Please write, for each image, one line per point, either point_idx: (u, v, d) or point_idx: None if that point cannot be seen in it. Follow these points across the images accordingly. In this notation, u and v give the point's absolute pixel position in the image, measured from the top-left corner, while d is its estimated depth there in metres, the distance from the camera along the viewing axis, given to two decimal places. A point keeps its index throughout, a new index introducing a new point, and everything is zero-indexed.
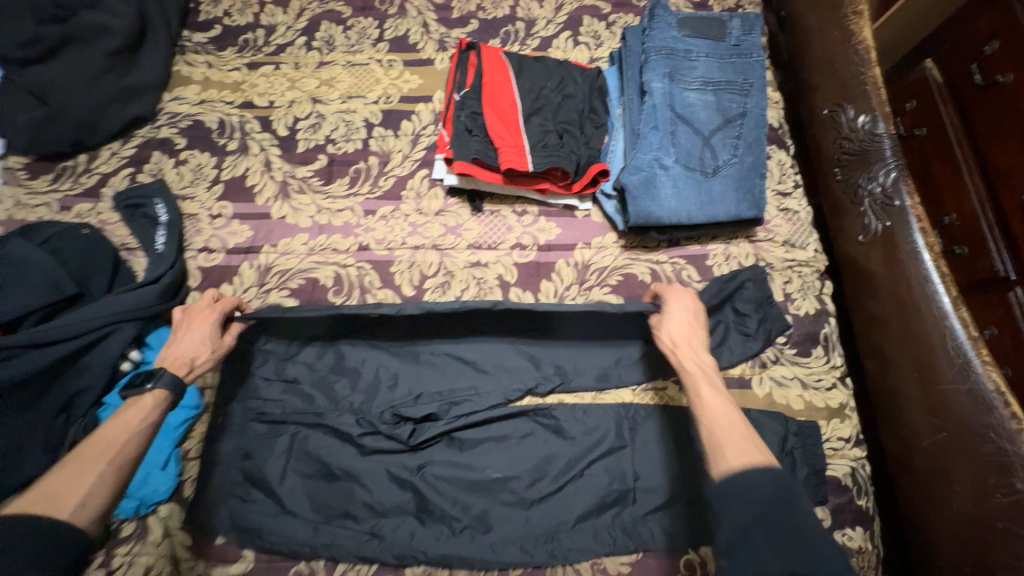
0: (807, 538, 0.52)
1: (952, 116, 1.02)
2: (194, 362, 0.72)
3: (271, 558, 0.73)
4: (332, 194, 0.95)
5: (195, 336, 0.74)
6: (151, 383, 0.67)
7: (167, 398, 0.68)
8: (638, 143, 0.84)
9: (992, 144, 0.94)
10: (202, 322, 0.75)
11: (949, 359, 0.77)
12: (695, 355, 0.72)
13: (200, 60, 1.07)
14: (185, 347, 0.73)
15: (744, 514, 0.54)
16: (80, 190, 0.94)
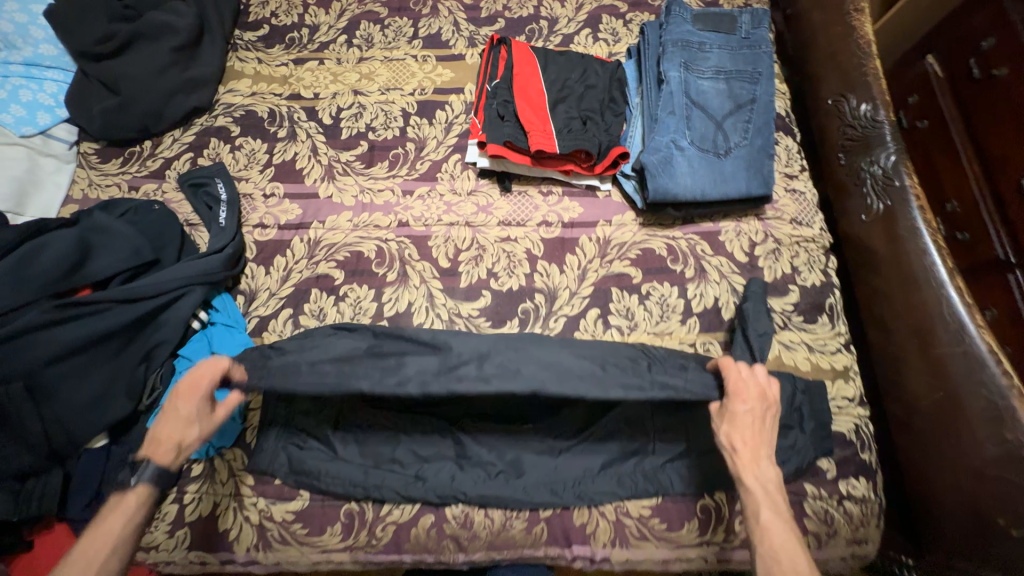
0: None
1: (952, 108, 1.09)
2: (179, 445, 0.69)
3: (325, 497, 0.81)
4: (374, 176, 1.03)
5: (182, 418, 0.69)
6: (135, 478, 0.68)
7: (150, 493, 0.68)
8: (656, 127, 0.92)
9: (989, 133, 1.00)
10: (187, 403, 0.69)
11: (945, 324, 0.83)
12: (761, 469, 0.69)
13: (250, 56, 1.16)
14: (171, 428, 0.69)
15: None
16: (146, 172, 1.04)
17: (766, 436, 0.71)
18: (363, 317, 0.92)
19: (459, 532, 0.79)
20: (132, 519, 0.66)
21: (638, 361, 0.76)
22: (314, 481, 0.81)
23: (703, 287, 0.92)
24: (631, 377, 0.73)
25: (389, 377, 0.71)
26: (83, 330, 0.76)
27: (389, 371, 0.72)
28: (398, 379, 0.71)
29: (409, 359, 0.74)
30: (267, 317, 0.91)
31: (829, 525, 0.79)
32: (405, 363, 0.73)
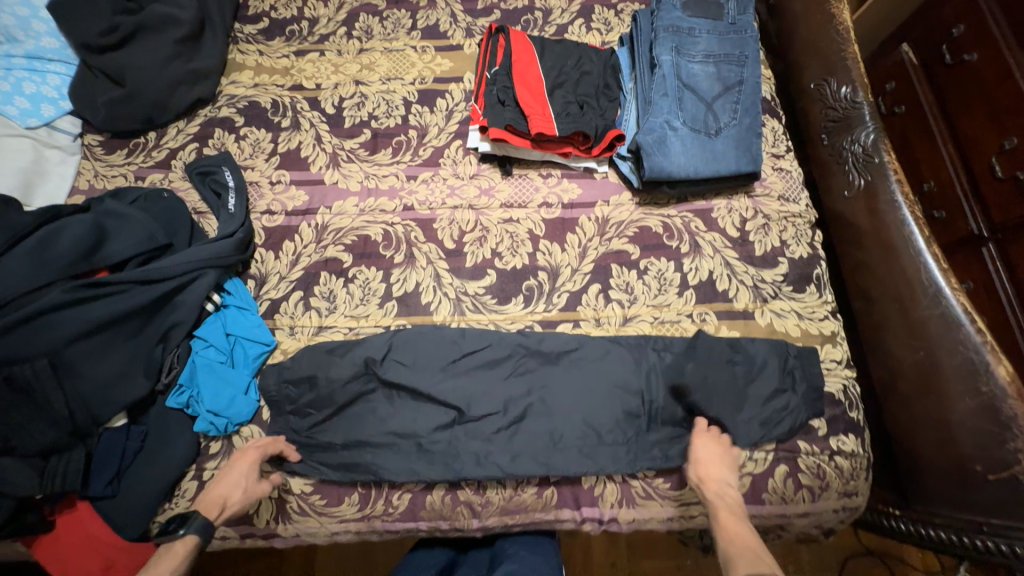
0: None
1: (927, 93, 1.15)
2: (226, 503, 0.74)
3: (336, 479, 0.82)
4: (378, 163, 1.06)
5: (240, 483, 0.76)
6: (184, 528, 0.71)
7: (194, 545, 0.71)
8: (650, 110, 0.96)
9: (962, 116, 1.07)
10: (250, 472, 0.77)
11: (924, 289, 0.89)
12: (720, 482, 0.78)
13: (251, 49, 1.18)
14: (223, 487, 0.76)
15: None
16: (152, 163, 1.06)
17: (726, 465, 0.80)
18: (372, 298, 0.95)
19: (473, 498, 0.83)
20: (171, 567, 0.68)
21: (640, 415, 0.85)
22: (329, 456, 0.82)
23: (699, 261, 0.97)
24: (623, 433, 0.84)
25: (411, 456, 0.81)
26: (102, 311, 0.79)
27: (413, 447, 0.82)
28: (423, 446, 0.81)
29: (434, 423, 0.82)
30: (278, 300, 0.94)
31: (822, 479, 0.84)
32: (431, 428, 0.82)
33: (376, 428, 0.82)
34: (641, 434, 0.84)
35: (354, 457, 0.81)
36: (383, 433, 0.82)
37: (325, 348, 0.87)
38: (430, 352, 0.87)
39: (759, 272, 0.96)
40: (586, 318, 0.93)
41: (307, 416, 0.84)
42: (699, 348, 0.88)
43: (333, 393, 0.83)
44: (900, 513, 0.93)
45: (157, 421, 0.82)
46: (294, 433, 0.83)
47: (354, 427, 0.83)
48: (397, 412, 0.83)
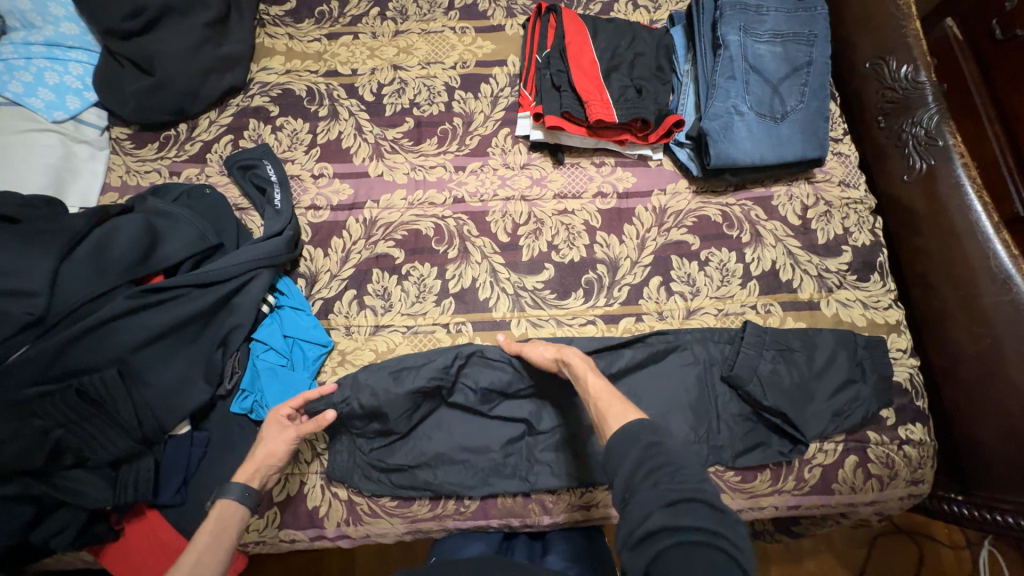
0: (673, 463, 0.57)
1: (974, 70, 1.04)
2: (257, 466, 0.71)
3: (403, 494, 0.81)
4: (424, 153, 1.02)
5: (271, 443, 0.73)
6: (224, 495, 0.69)
7: (239, 510, 0.68)
8: (714, 93, 0.93)
9: (1012, 95, 0.96)
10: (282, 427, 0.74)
11: (991, 276, 0.88)
12: (578, 355, 0.77)
13: (281, 32, 1.12)
14: (258, 450, 0.73)
15: (636, 452, 0.59)
16: (185, 156, 1.01)
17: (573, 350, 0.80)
18: (429, 295, 0.92)
19: (544, 495, 0.82)
20: (221, 533, 0.65)
21: (708, 413, 0.84)
22: (403, 476, 0.81)
23: (761, 251, 0.95)
24: (691, 430, 0.83)
25: (481, 475, 0.81)
26: (163, 317, 0.78)
27: (486, 469, 0.82)
28: (496, 461, 0.82)
29: (505, 438, 0.82)
30: (331, 299, 0.91)
31: (891, 468, 0.84)
32: (498, 442, 0.82)
33: (444, 444, 0.82)
34: (712, 433, 0.83)
35: (426, 474, 0.81)
36: (453, 447, 0.81)
37: (390, 364, 0.83)
38: (498, 382, 0.83)
39: (823, 261, 0.94)
40: (649, 312, 0.92)
41: (373, 437, 0.82)
42: (759, 337, 0.87)
43: (402, 421, 0.81)
44: (963, 499, 0.92)
45: (222, 426, 0.80)
46: (361, 452, 0.82)
47: (422, 446, 0.82)
48: (465, 430, 0.83)
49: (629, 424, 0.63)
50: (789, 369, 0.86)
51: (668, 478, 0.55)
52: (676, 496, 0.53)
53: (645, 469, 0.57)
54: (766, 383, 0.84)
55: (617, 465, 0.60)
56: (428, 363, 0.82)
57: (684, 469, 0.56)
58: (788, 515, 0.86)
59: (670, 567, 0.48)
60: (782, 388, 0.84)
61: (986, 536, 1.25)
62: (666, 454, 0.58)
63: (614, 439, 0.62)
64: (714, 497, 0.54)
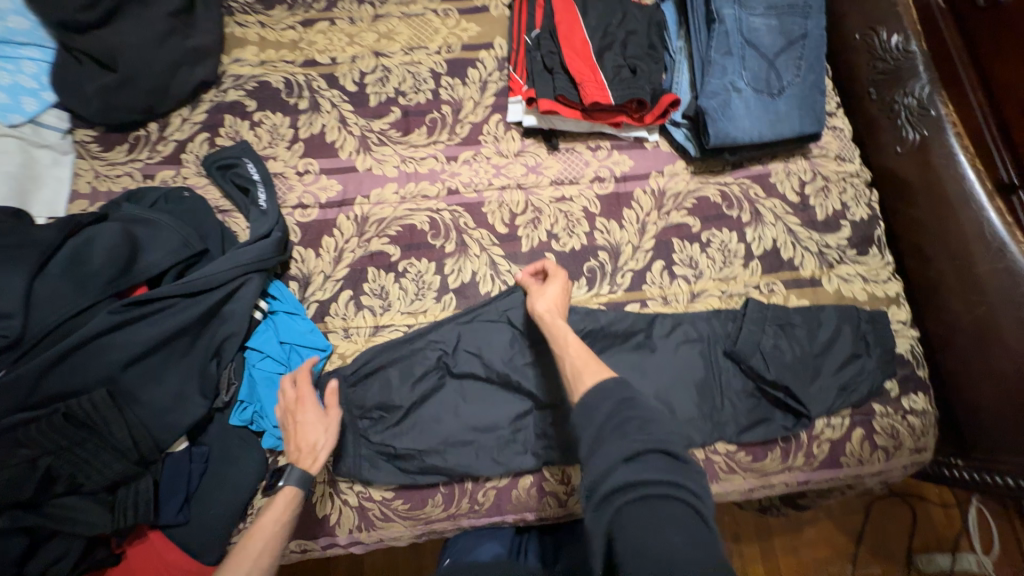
0: (641, 415, 0.57)
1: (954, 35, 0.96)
2: (315, 449, 0.72)
3: (418, 485, 0.80)
4: (413, 144, 0.98)
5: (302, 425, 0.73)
6: (283, 480, 0.70)
7: (297, 496, 0.69)
8: (711, 69, 0.91)
9: (996, 60, 0.90)
10: (306, 407, 0.74)
11: (987, 244, 0.89)
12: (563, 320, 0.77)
13: (251, 20, 1.06)
14: (306, 434, 0.73)
15: (607, 408, 0.59)
16: (159, 158, 0.95)
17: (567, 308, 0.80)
18: (428, 292, 0.89)
19: (559, 488, 0.82)
20: (280, 518, 0.67)
21: (715, 393, 0.84)
22: (412, 463, 0.79)
23: (761, 230, 0.94)
24: (699, 410, 0.83)
25: (491, 457, 0.80)
26: (150, 330, 0.74)
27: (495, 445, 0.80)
28: (505, 437, 0.81)
29: (512, 412, 0.81)
30: (327, 301, 0.87)
31: (896, 439, 0.86)
32: (508, 418, 0.81)
33: (455, 419, 0.81)
34: (718, 411, 0.84)
35: (436, 459, 0.79)
36: (462, 428, 0.80)
37: (392, 343, 0.83)
38: (499, 345, 0.84)
39: (823, 237, 0.94)
40: (653, 297, 0.90)
41: (378, 419, 0.80)
42: (761, 314, 0.87)
43: (404, 392, 0.81)
44: (964, 463, 0.94)
45: (221, 440, 0.77)
46: (366, 438, 0.79)
47: (428, 430, 0.80)
48: (472, 406, 0.82)
49: (603, 383, 0.62)
50: (788, 344, 0.86)
51: (635, 432, 0.55)
52: (640, 449, 0.53)
53: (615, 423, 0.57)
54: (774, 361, 0.84)
55: (586, 421, 0.60)
56: (434, 329, 0.85)
57: (652, 423, 0.56)
58: (798, 490, 0.87)
59: (633, 518, 0.49)
60: (789, 365, 0.84)
61: (973, 494, 1.30)
62: (637, 410, 0.58)
63: (586, 398, 0.61)
64: (680, 450, 0.55)
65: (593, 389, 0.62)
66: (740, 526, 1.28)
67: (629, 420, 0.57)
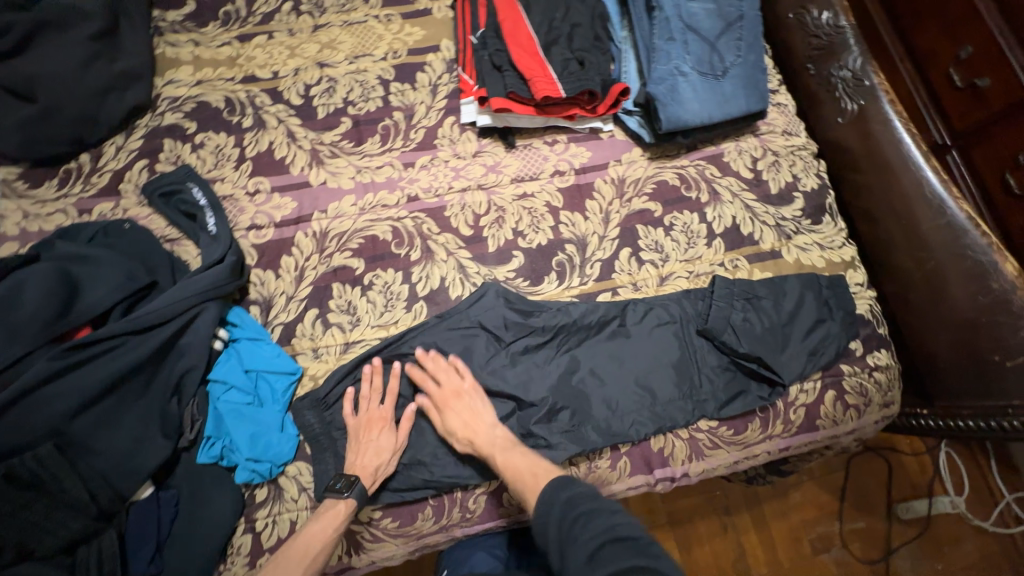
0: (586, 508, 0.64)
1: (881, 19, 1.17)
2: (378, 468, 0.75)
3: (406, 500, 0.78)
4: (367, 153, 0.96)
5: (375, 445, 0.76)
6: (347, 493, 0.72)
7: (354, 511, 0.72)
8: (656, 56, 0.93)
9: (918, 38, 1.10)
10: (382, 428, 0.78)
11: (928, 204, 0.93)
12: (489, 434, 0.76)
13: (183, 39, 1.01)
14: (367, 456, 0.75)
15: (556, 512, 0.64)
16: (94, 191, 0.89)
17: (487, 415, 0.78)
18: (397, 302, 0.87)
19: None
20: (336, 528, 0.70)
21: (692, 371, 0.86)
22: (397, 480, 0.78)
23: (720, 209, 0.96)
24: (678, 391, 0.84)
25: (478, 461, 0.79)
26: (97, 375, 0.69)
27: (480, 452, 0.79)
28: None
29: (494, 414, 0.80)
30: (292, 323, 0.84)
31: (865, 396, 0.89)
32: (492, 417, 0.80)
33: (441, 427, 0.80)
34: (696, 389, 0.85)
35: (423, 472, 0.78)
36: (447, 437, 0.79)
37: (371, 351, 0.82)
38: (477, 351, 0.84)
39: (778, 210, 0.97)
40: (623, 284, 0.91)
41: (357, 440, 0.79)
42: (727, 290, 0.89)
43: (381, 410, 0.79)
44: (927, 411, 1.00)
45: (190, 480, 0.73)
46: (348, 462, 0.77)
47: (415, 445, 0.80)
48: None
49: (548, 486, 0.68)
50: (757, 317, 0.88)
51: (587, 528, 0.61)
52: (595, 546, 0.59)
53: (568, 526, 0.63)
54: (743, 334, 0.86)
55: (544, 531, 0.64)
56: (407, 339, 0.84)
57: (599, 515, 0.63)
58: (778, 458, 0.90)
59: None
60: (759, 337, 0.87)
61: (941, 440, 1.37)
62: (583, 503, 0.64)
63: (538, 509, 0.66)
64: (627, 529, 0.61)
65: (541, 495, 0.67)
66: (731, 498, 1.30)
67: (578, 516, 0.63)
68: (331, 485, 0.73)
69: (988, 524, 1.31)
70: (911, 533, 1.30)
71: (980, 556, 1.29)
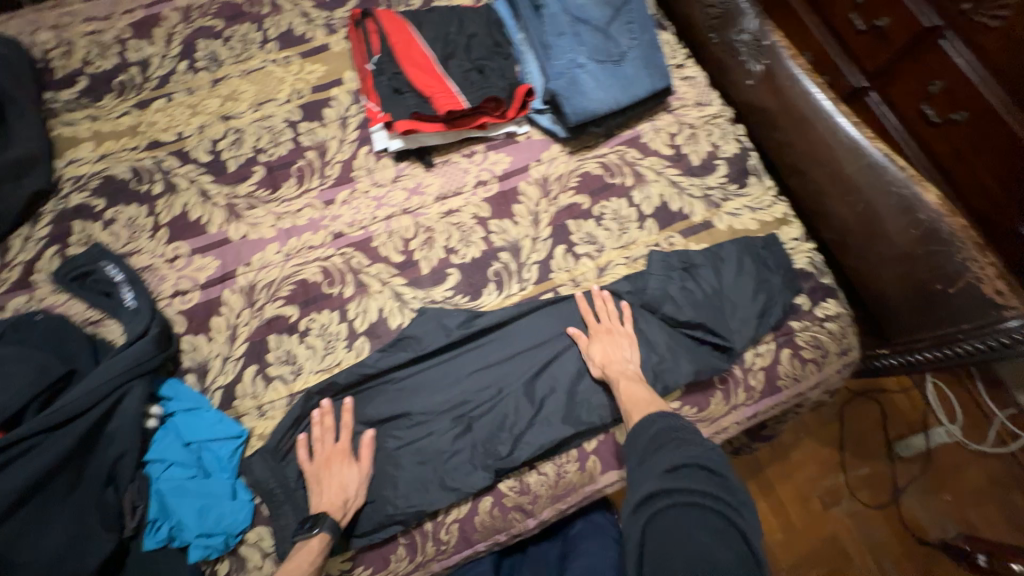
0: (686, 439, 0.68)
1: None
2: (347, 500, 0.73)
3: (375, 543, 0.75)
4: (285, 199, 0.94)
5: (339, 478, 0.74)
6: (317, 527, 0.69)
7: (329, 545, 0.69)
8: (551, 53, 0.94)
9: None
10: (342, 461, 0.75)
11: (846, 147, 0.94)
12: (622, 366, 0.80)
13: (80, 116, 0.99)
14: (333, 490, 0.73)
15: (652, 430, 0.70)
16: (5, 288, 0.85)
17: (627, 350, 0.82)
18: (337, 342, 0.85)
19: (521, 500, 0.79)
20: (312, 564, 0.67)
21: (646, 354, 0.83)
22: (364, 522, 0.75)
23: (646, 189, 0.96)
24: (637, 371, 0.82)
25: (440, 492, 0.75)
26: (15, 478, 0.66)
27: (440, 484, 0.76)
28: (447, 465, 0.77)
29: (450, 435, 0.78)
30: (231, 385, 0.81)
31: (820, 348, 0.89)
32: (449, 439, 0.78)
33: (402, 458, 0.77)
34: (656, 369, 0.83)
35: (388, 509, 0.75)
36: (407, 467, 0.77)
37: (311, 390, 0.80)
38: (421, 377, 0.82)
39: (703, 181, 0.98)
40: (563, 282, 0.90)
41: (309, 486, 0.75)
42: (664, 261, 0.89)
43: (331, 455, 0.75)
44: (888, 351, 0.99)
45: (138, 571, 0.69)
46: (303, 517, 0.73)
47: (376, 483, 0.76)
48: (413, 444, 0.78)
49: (652, 412, 0.73)
50: (697, 284, 0.88)
51: (672, 452, 0.66)
52: (678, 464, 0.64)
53: (659, 443, 0.68)
54: (688, 307, 0.85)
55: (635, 443, 0.71)
56: (350, 380, 0.81)
57: (692, 445, 0.67)
58: (748, 427, 0.89)
59: (665, 519, 0.58)
60: (705, 309, 0.85)
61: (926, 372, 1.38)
62: (678, 433, 0.69)
63: (634, 425, 0.73)
64: (716, 466, 0.64)
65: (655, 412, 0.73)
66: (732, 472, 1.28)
67: (673, 441, 0.68)
68: (300, 524, 0.70)
69: (986, 446, 1.31)
70: (914, 470, 1.30)
71: (984, 481, 1.29)
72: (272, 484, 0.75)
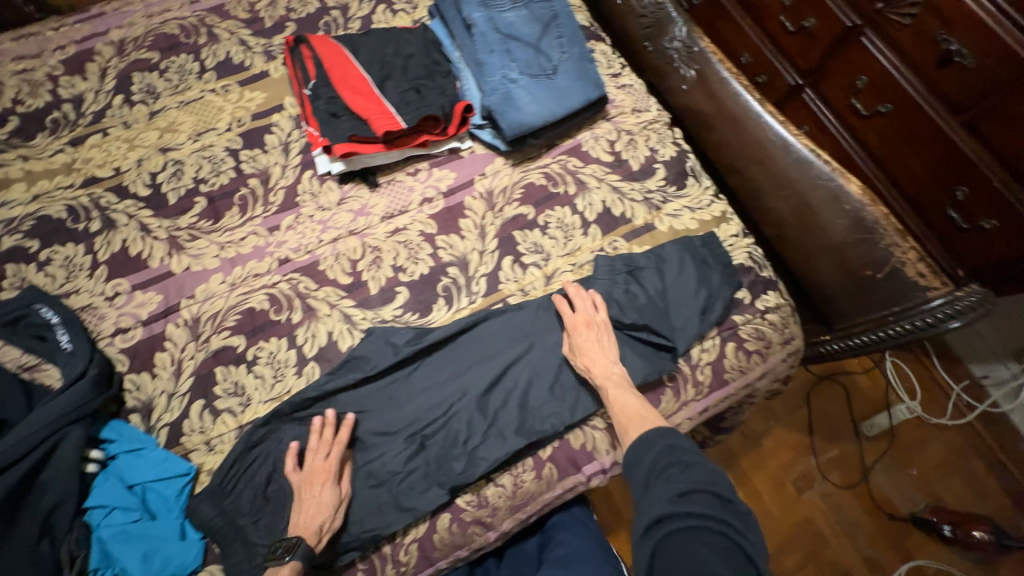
0: (691, 460, 0.67)
1: None
2: (322, 527, 0.71)
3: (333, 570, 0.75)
4: (228, 228, 0.93)
5: (318, 500, 0.72)
6: (290, 554, 0.67)
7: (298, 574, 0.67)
8: (485, 70, 0.97)
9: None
10: (324, 483, 0.73)
11: (776, 144, 0.98)
12: (606, 370, 0.81)
13: (10, 156, 0.96)
14: (310, 515, 0.71)
15: (654, 451, 0.69)
16: None
17: (611, 352, 0.83)
18: (286, 370, 0.84)
19: (480, 513, 0.79)
20: None
21: None
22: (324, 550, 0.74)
23: (589, 196, 0.98)
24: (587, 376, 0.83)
25: (396, 511, 0.76)
26: None
27: (396, 504, 0.76)
28: (402, 484, 0.77)
29: (404, 454, 0.78)
30: (177, 421, 0.80)
31: (763, 339, 0.92)
32: (402, 459, 0.78)
33: (355, 481, 0.77)
34: None
35: (343, 535, 0.74)
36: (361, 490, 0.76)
37: (260, 421, 0.79)
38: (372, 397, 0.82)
39: (643, 185, 1.00)
40: (512, 292, 0.91)
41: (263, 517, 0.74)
42: (608, 266, 0.92)
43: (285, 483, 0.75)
44: (830, 337, 1.02)
45: None
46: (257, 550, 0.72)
47: None
48: (367, 466, 0.78)
49: (653, 430, 0.72)
50: (641, 287, 0.90)
51: (678, 475, 0.65)
52: (687, 488, 0.63)
53: (664, 465, 0.67)
54: (633, 309, 0.88)
55: (638, 463, 0.70)
56: (301, 407, 0.80)
57: (699, 466, 0.66)
58: (701, 421, 0.91)
59: (675, 548, 0.57)
60: (649, 310, 0.88)
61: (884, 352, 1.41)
62: (684, 453, 0.68)
63: (632, 445, 0.72)
64: (724, 490, 0.63)
65: (655, 429, 0.72)
66: None
67: (679, 462, 0.67)
68: (272, 550, 0.68)
69: (946, 420, 1.35)
70: (880, 448, 1.34)
71: (944, 453, 1.33)
72: (222, 520, 0.74)
